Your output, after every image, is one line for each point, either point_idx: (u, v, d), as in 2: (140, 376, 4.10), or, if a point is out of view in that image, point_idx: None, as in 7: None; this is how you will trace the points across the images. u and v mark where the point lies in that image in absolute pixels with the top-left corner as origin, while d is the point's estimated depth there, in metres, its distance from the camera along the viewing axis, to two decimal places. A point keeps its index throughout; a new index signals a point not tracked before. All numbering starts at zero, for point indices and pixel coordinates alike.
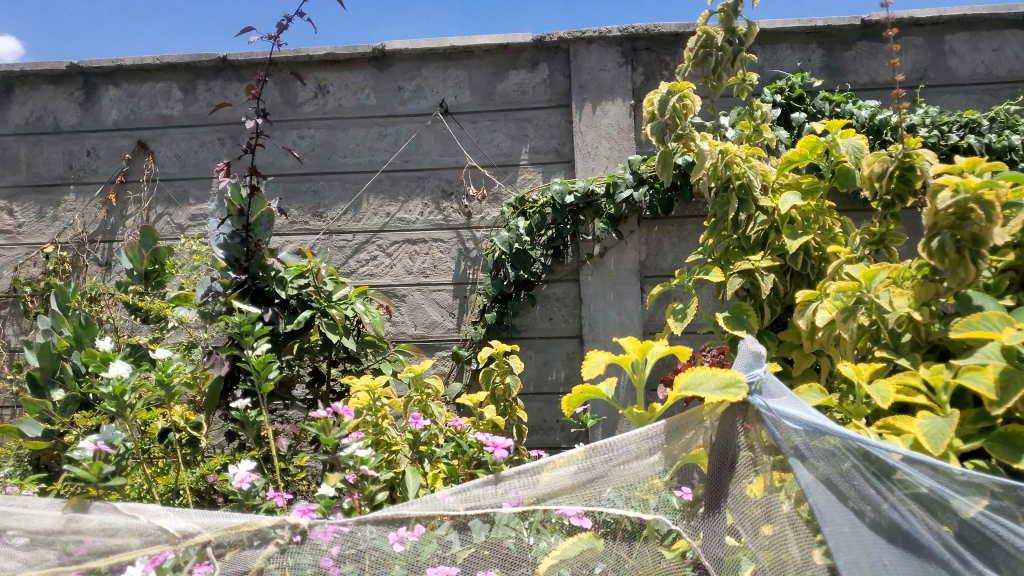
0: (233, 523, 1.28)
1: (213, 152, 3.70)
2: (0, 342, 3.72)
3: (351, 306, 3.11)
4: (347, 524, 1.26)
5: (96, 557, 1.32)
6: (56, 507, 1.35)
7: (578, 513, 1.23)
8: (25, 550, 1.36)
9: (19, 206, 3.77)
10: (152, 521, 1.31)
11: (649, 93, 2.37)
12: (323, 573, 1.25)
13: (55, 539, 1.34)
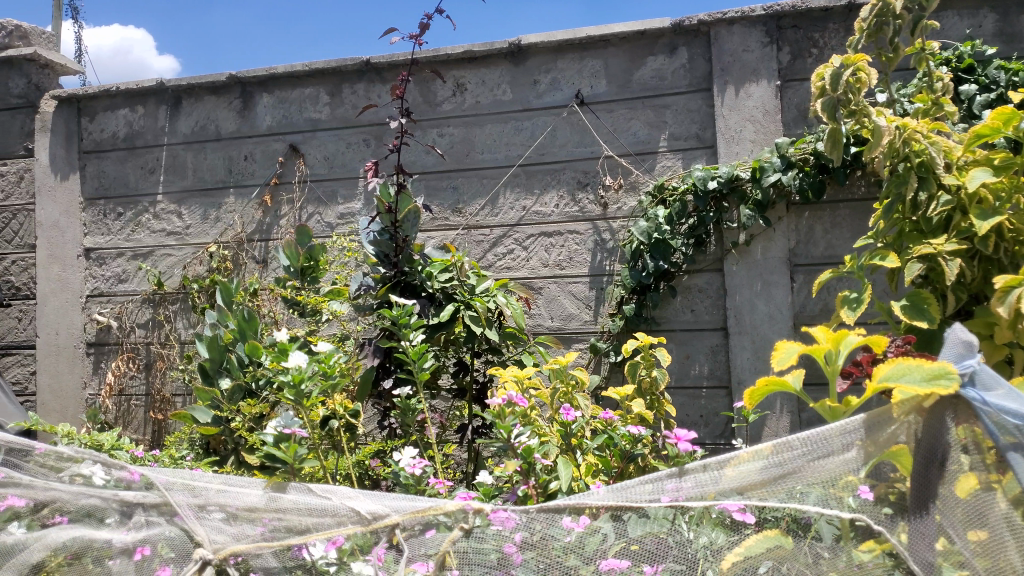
0: (420, 508, 1.33)
1: (359, 153, 3.85)
2: (173, 335, 4.04)
3: (492, 298, 3.11)
4: (529, 511, 1.30)
5: (292, 535, 1.39)
6: (258, 485, 1.41)
7: (740, 507, 1.23)
8: (229, 525, 1.42)
9: (187, 209, 4.05)
10: (342, 502, 1.39)
11: (818, 68, 2.24)
12: (507, 560, 1.29)
13: (256, 515, 1.40)
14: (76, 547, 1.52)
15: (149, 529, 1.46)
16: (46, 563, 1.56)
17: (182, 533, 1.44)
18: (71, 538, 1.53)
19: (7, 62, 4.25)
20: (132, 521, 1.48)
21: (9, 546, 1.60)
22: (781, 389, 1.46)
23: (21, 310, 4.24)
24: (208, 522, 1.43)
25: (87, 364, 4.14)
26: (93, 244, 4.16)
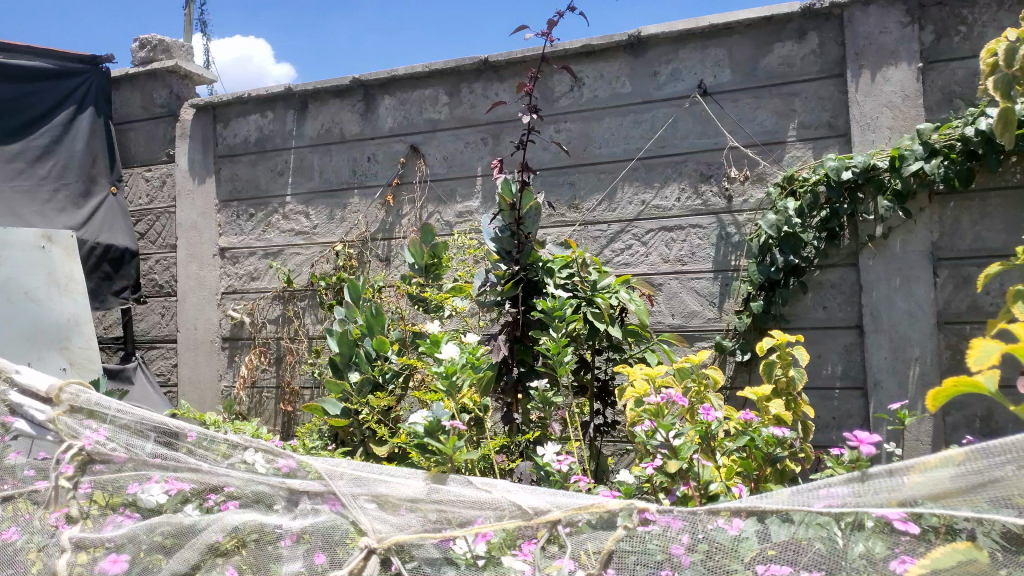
0: (584, 505, 1.31)
1: (477, 151, 3.89)
2: (302, 330, 4.21)
3: (615, 294, 3.05)
4: (698, 513, 1.26)
5: (455, 527, 1.38)
6: (419, 477, 1.43)
7: (902, 517, 1.16)
8: (394, 515, 1.42)
9: (314, 210, 4.21)
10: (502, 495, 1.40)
11: (992, 40, 2.22)
12: (675, 561, 1.26)
13: (416, 505, 1.41)
14: (247, 532, 1.50)
15: (315, 516, 1.47)
16: (221, 546, 1.51)
17: (346, 521, 1.43)
18: (243, 521, 1.50)
19: (152, 74, 4.54)
20: (297, 508, 1.49)
21: (187, 528, 1.54)
22: (972, 391, 1.34)
23: (164, 306, 4.54)
24: (370, 511, 1.43)
25: (223, 357, 4.37)
26: (228, 244, 4.39)
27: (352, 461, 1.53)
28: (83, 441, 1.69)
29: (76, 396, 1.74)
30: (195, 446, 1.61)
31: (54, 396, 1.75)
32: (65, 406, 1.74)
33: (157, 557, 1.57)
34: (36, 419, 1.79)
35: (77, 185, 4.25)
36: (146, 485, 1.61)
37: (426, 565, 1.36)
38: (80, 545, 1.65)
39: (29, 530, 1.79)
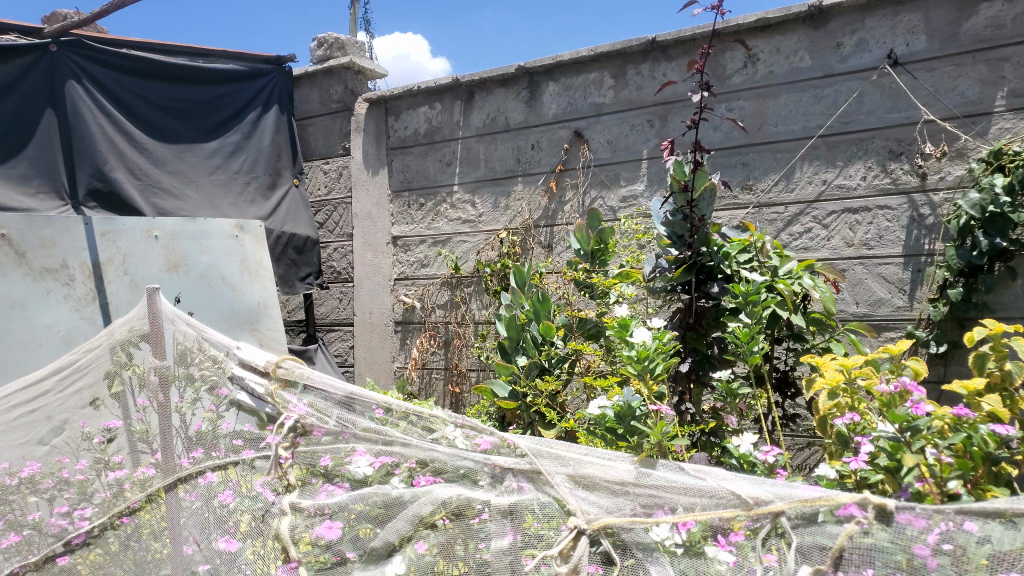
0: (813, 497, 1.24)
1: (643, 134, 3.81)
2: (468, 315, 4.31)
3: (798, 280, 2.90)
4: (944, 513, 1.15)
5: (663, 512, 1.35)
6: (628, 459, 1.42)
7: None
8: (602, 496, 1.39)
9: (480, 198, 4.30)
10: (718, 484, 1.35)
11: None
12: (919, 563, 1.14)
13: (626, 488, 1.39)
14: (458, 506, 1.49)
15: (523, 494, 1.45)
16: (430, 519, 1.50)
17: (548, 498, 1.42)
18: (451, 495, 1.50)
19: (329, 71, 4.79)
20: (503, 485, 1.49)
21: (394, 499, 1.55)
22: None
23: (342, 291, 4.82)
24: (578, 493, 1.41)
25: (396, 339, 4.58)
26: (400, 232, 4.57)
27: (556, 441, 1.53)
28: (291, 408, 1.79)
29: (291, 370, 1.87)
30: (392, 413, 1.71)
31: (271, 369, 1.87)
32: (280, 379, 1.87)
33: (365, 526, 1.57)
34: (256, 391, 2.03)
35: (264, 177, 4.58)
36: (354, 457, 1.68)
37: (638, 548, 1.34)
38: (296, 506, 1.65)
39: (244, 493, 1.93)
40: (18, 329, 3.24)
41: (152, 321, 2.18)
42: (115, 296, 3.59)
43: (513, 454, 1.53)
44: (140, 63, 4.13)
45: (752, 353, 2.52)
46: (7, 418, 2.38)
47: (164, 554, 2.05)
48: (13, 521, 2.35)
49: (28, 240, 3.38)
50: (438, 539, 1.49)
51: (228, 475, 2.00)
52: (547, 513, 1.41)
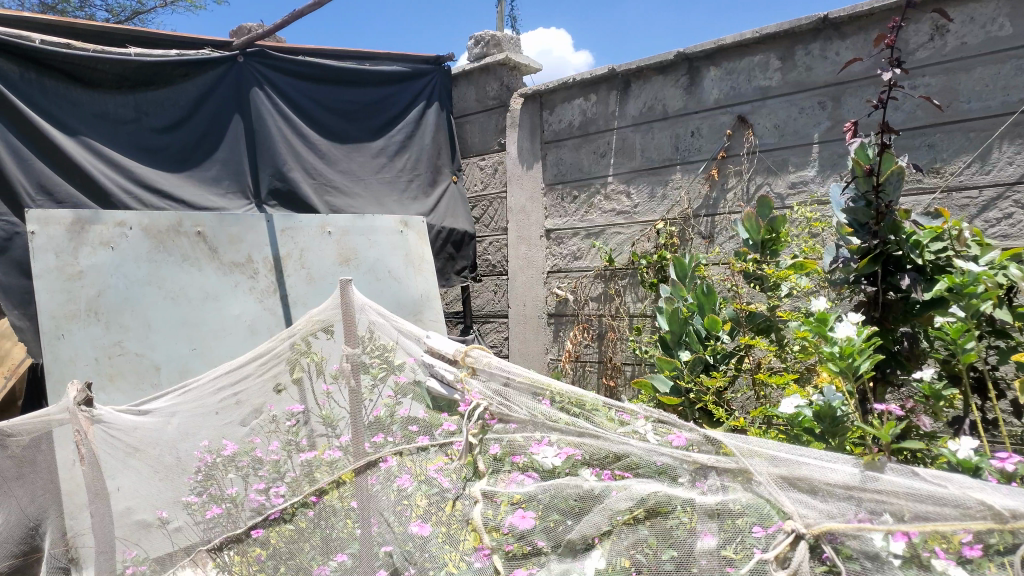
0: None
1: (813, 117, 3.60)
2: (623, 309, 4.25)
3: (1003, 271, 2.55)
4: None
5: (893, 520, 1.25)
6: (852, 462, 1.32)
7: None
8: (822, 500, 1.31)
9: (636, 188, 4.22)
10: (961, 492, 1.24)
11: None
12: None
13: (851, 493, 1.30)
14: (658, 503, 1.45)
15: (732, 493, 1.40)
16: (630, 514, 1.48)
17: (765, 503, 1.35)
18: (649, 491, 1.47)
19: (485, 69, 4.87)
20: (705, 484, 1.45)
21: (592, 494, 1.53)
22: None
23: (496, 284, 4.92)
24: (791, 494, 1.34)
25: (549, 332, 4.60)
26: (553, 225, 4.58)
27: (763, 439, 1.45)
28: (470, 395, 1.88)
29: (479, 359, 1.95)
30: (553, 397, 1.75)
31: (461, 358, 1.96)
32: (469, 368, 1.95)
33: (553, 518, 1.56)
34: (446, 378, 2.08)
35: (426, 175, 4.75)
36: (539, 447, 1.69)
37: (866, 558, 1.24)
38: (491, 494, 1.68)
39: (420, 479, 1.97)
40: (212, 318, 3.53)
41: (345, 310, 2.31)
42: (293, 288, 3.83)
43: (716, 451, 1.47)
44: (313, 69, 4.37)
45: (966, 352, 2.36)
46: (209, 401, 2.61)
47: (352, 532, 2.13)
48: (215, 495, 2.53)
49: (219, 237, 3.68)
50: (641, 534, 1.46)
51: (405, 463, 2.04)
52: (760, 514, 1.35)
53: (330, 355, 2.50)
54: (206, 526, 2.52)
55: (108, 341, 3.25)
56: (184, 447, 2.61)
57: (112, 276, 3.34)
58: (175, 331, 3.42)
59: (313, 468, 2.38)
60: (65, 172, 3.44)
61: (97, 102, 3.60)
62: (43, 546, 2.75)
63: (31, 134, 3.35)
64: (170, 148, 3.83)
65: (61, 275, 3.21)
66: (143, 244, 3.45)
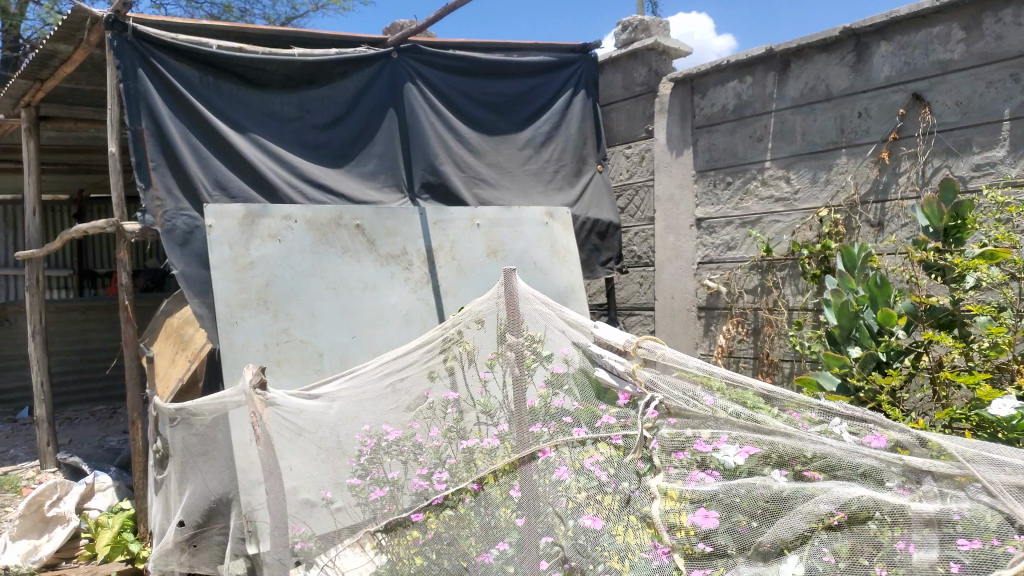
0: None
1: (1004, 92, 3.26)
2: (781, 302, 4.04)
3: None
4: None
5: None
6: None
7: None
8: None
9: (796, 174, 3.99)
10: None
11: None
12: None
13: None
14: (860, 509, 1.41)
15: (951, 502, 1.38)
16: (831, 520, 1.43)
17: (995, 512, 1.33)
18: (855, 496, 1.43)
19: (633, 55, 4.76)
20: (919, 489, 1.42)
21: (785, 497, 1.49)
22: None
23: (642, 275, 4.82)
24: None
25: (700, 325, 4.44)
26: (704, 214, 4.40)
27: (975, 443, 1.46)
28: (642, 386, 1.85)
29: (651, 351, 1.91)
30: (713, 388, 1.81)
31: (633, 351, 1.90)
32: (641, 359, 1.90)
33: (740, 519, 1.52)
34: (617, 369, 2.06)
35: (571, 165, 4.76)
36: (720, 445, 1.67)
37: None
38: (667, 490, 1.62)
39: (577, 471, 1.97)
40: (370, 307, 3.69)
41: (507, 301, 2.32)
42: (444, 279, 3.96)
43: (930, 454, 1.47)
44: (463, 62, 4.46)
45: None
46: (372, 386, 2.70)
47: (510, 521, 2.12)
48: (377, 477, 2.56)
49: (376, 229, 3.84)
50: (846, 541, 1.41)
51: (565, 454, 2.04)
52: (984, 521, 1.33)
53: (479, 345, 2.55)
54: (370, 507, 2.56)
55: (277, 328, 3.43)
56: (345, 430, 2.69)
57: (280, 267, 3.53)
58: (336, 320, 3.59)
59: (473, 454, 2.41)
60: (238, 168, 3.66)
61: (265, 102, 3.82)
62: (223, 518, 2.95)
63: (208, 134, 3.60)
64: (331, 144, 4.00)
65: (236, 266, 3.43)
66: (307, 236, 3.64)
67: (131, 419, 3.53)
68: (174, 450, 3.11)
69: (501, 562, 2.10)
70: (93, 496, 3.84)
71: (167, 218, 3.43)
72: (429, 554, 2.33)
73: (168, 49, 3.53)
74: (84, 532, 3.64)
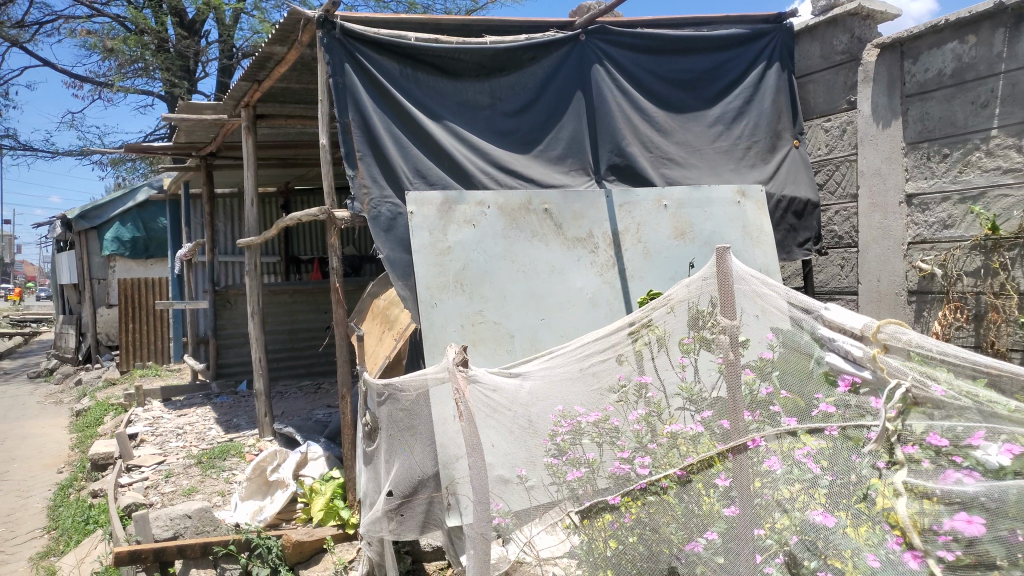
0: None
1: None
2: (1011, 285, 3.60)
3: None
4: None
5: None
6: None
7: None
8: None
9: None
10: None
11: None
12: None
13: None
14: None
15: None
16: None
17: None
18: None
19: (833, 21, 4.44)
20: None
21: None
22: None
23: (843, 257, 4.55)
24: None
25: (910, 310, 4.08)
26: (916, 189, 4.01)
27: None
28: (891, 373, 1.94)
29: (894, 336, 2.01)
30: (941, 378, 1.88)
31: (875, 335, 2.02)
32: (881, 345, 2.02)
33: (1006, 523, 1.55)
34: (853, 354, 2.03)
35: (764, 141, 4.53)
36: (977, 442, 1.70)
37: None
38: (917, 488, 1.63)
39: (789, 462, 1.91)
40: (557, 290, 3.72)
41: (722, 282, 2.29)
42: (630, 262, 3.91)
43: None
44: (651, 40, 4.37)
45: None
46: (565, 369, 2.60)
47: (715, 510, 1.99)
48: (573, 458, 2.39)
49: (564, 213, 3.86)
50: None
51: (777, 443, 1.97)
52: None
53: (670, 329, 2.54)
54: (567, 487, 2.37)
55: (471, 310, 3.54)
56: (537, 410, 2.54)
57: (474, 251, 3.64)
58: (525, 303, 3.64)
59: (677, 439, 2.24)
60: (435, 156, 3.80)
61: (459, 91, 3.95)
62: (426, 490, 3.09)
63: (407, 123, 3.77)
64: (521, 129, 4.07)
65: (434, 251, 3.57)
66: (499, 222, 3.72)
67: (342, 393, 3.79)
68: (382, 423, 3.30)
69: (711, 554, 1.96)
70: (307, 463, 4.17)
71: (373, 205, 3.63)
72: (624, 538, 2.14)
73: (372, 44, 3.74)
74: (300, 497, 3.93)
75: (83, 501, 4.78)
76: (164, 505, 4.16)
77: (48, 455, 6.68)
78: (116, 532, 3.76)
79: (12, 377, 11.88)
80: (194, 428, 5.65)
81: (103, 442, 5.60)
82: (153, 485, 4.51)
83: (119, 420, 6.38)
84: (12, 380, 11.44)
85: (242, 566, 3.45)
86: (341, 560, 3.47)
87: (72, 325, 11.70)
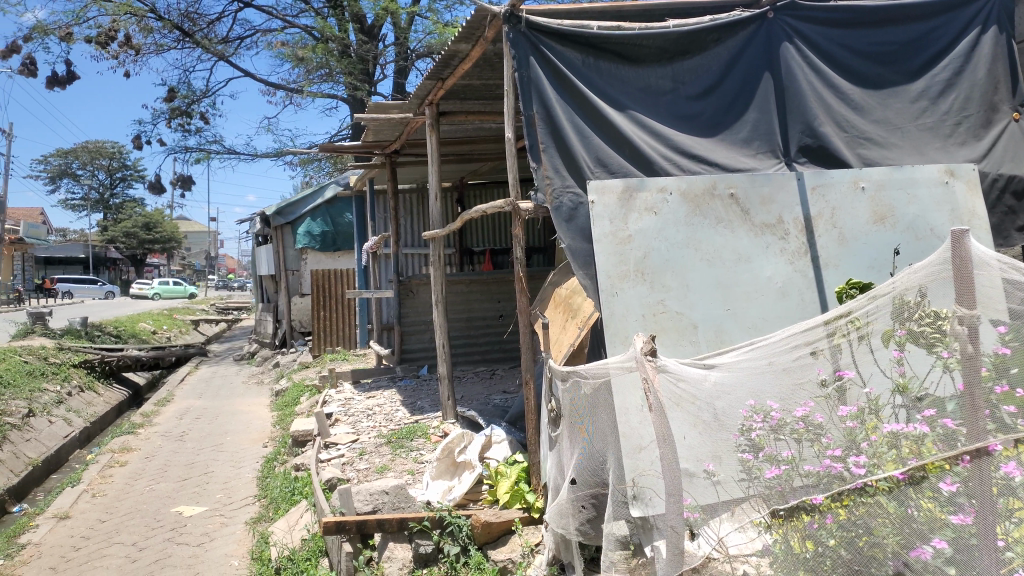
0: None
1: None
2: None
3: None
4: None
5: None
6: None
7: None
8: None
9: None
10: None
11: None
12: None
13: None
14: None
15: None
16: None
17: None
18: None
19: None
20: None
21: None
22: None
23: None
24: None
25: None
26: None
27: None
28: None
29: None
30: None
31: None
32: None
33: None
34: None
35: (977, 115, 4.10)
36: None
37: None
38: None
39: None
40: (745, 279, 3.59)
41: (958, 270, 2.14)
42: (824, 249, 3.69)
43: None
44: (845, 13, 4.11)
45: None
46: (752, 361, 2.35)
47: (938, 516, 1.87)
48: (770, 454, 2.19)
49: (751, 198, 3.70)
50: None
51: (1015, 446, 1.88)
52: None
53: (880, 326, 2.30)
54: (763, 486, 2.17)
55: (653, 300, 3.50)
56: (723, 403, 2.31)
57: (656, 240, 3.56)
58: (711, 292, 3.55)
59: (899, 439, 2.04)
60: (617, 144, 3.76)
61: (641, 77, 3.93)
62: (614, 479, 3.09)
63: (589, 112, 3.78)
64: (704, 114, 3.97)
65: (615, 240, 3.54)
66: (682, 208, 3.62)
67: (525, 379, 3.90)
68: (566, 409, 3.33)
69: (941, 563, 1.84)
70: (491, 446, 4.31)
71: (556, 195, 3.67)
72: (825, 539, 2.00)
73: (555, 35, 3.81)
74: (485, 479, 4.05)
75: (288, 474, 5.21)
76: (361, 481, 4.45)
77: (254, 430, 7.35)
78: (320, 504, 4.06)
79: (220, 359, 13.18)
80: (383, 409, 6.01)
81: (303, 420, 6.08)
82: (348, 462, 4.83)
83: (314, 401, 6.90)
84: (221, 362, 12.73)
85: (434, 543, 3.62)
86: (528, 543, 3.55)
87: (269, 313, 12.79)
